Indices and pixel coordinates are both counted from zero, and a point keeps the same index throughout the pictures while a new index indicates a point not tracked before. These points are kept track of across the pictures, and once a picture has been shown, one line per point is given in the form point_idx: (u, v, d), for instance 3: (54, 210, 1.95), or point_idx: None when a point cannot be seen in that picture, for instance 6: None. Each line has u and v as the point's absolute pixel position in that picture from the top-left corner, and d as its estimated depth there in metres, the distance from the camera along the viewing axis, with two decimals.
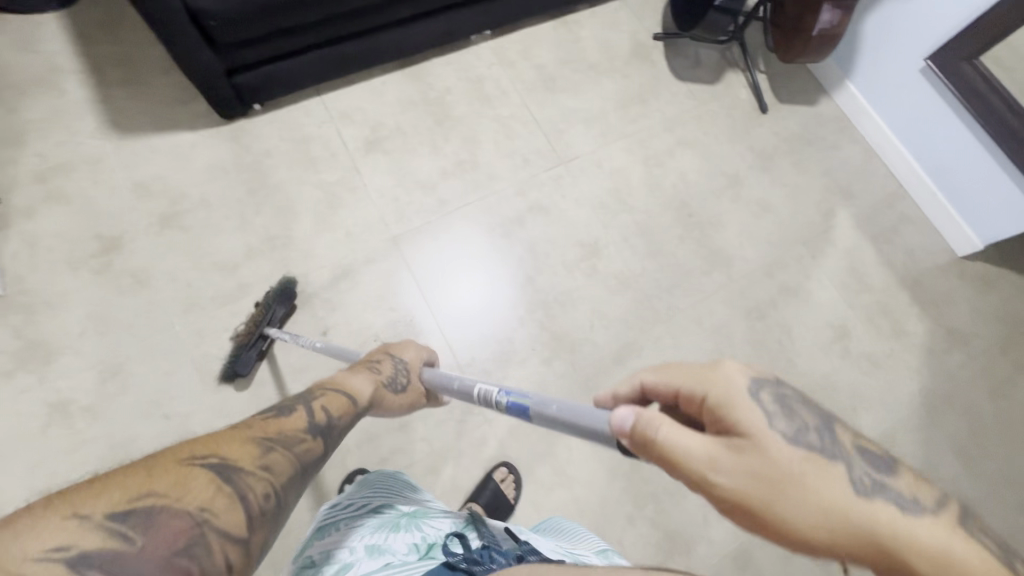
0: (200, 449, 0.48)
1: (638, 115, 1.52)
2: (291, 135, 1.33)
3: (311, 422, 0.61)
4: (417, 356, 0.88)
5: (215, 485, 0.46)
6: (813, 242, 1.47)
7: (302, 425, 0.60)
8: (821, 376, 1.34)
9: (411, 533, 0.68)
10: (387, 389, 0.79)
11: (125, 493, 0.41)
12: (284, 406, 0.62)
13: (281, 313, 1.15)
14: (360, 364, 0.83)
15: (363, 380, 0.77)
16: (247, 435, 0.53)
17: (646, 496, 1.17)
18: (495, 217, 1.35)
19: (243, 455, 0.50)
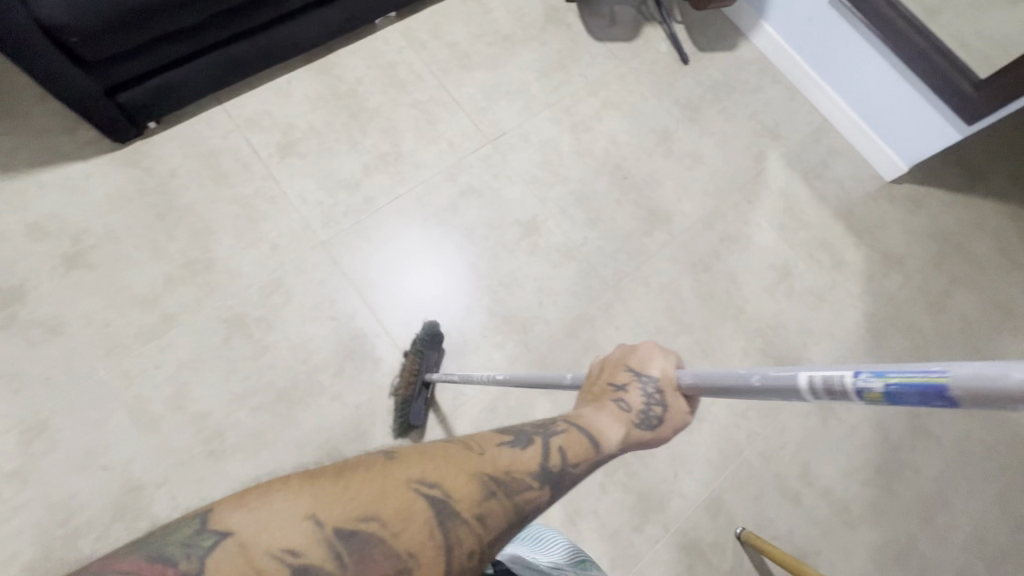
0: (429, 472, 0.42)
1: (560, 81, 1.49)
2: (195, 150, 1.24)
3: (544, 464, 0.47)
4: (668, 370, 0.57)
5: (430, 525, 0.40)
6: (748, 187, 1.48)
7: (535, 466, 0.47)
8: (770, 317, 1.36)
9: None
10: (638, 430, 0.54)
11: (351, 509, 0.39)
12: (521, 433, 0.50)
13: (434, 356, 1.16)
14: (601, 392, 0.58)
15: (606, 422, 0.54)
16: (477, 464, 0.44)
17: (615, 463, 1.18)
18: (427, 207, 1.30)
19: (465, 496, 0.42)
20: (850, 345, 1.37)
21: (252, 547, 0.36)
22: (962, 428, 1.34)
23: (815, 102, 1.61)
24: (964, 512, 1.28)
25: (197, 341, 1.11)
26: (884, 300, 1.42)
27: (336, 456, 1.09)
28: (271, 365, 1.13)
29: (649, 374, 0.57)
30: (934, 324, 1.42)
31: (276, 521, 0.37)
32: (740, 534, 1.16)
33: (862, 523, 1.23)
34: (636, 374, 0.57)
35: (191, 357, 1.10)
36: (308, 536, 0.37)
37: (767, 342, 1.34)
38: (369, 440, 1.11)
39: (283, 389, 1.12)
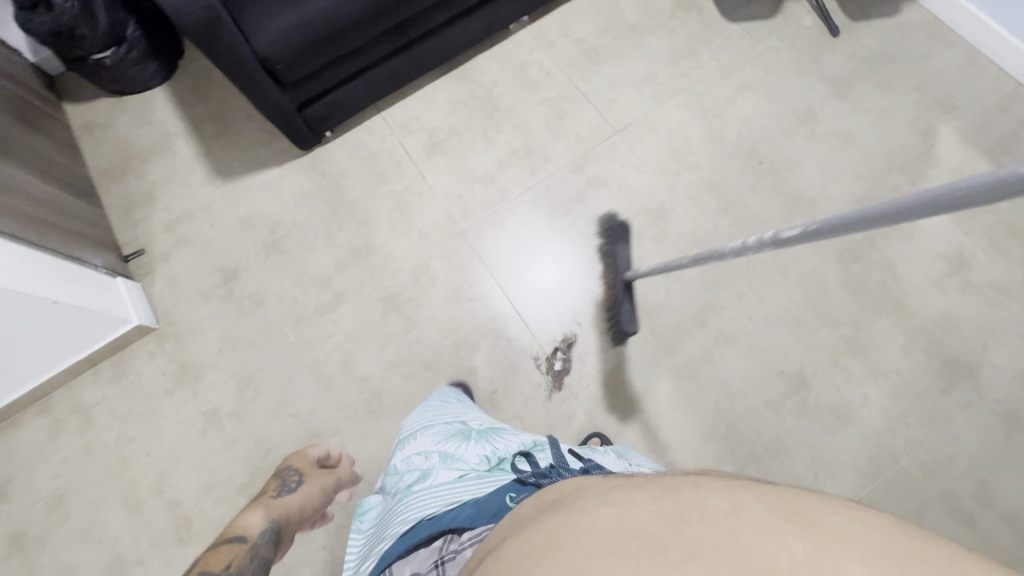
0: (297, 474, 0.90)
1: (690, 67, 1.46)
2: (360, 154, 1.45)
3: (281, 482, 0.87)
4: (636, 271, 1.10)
5: (315, 497, 0.87)
6: (910, 166, 1.32)
7: (298, 466, 0.92)
8: (937, 312, 1.21)
9: (482, 450, 0.86)
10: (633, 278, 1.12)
11: (277, 486, 0.86)
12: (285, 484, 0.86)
13: (623, 252, 1.24)
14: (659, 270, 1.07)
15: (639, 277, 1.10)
16: (293, 461, 0.94)
17: (746, 457, 1.14)
18: (549, 202, 1.37)
19: (308, 480, 0.89)
20: None
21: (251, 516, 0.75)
22: None
23: (1005, 67, 1.38)
24: None
25: (362, 316, 1.31)
26: None
27: None
28: (420, 339, 1.28)
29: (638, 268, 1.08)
30: None
31: (256, 507, 0.79)
32: None
33: None
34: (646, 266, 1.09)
35: (356, 329, 1.30)
36: (277, 503, 0.81)
37: (933, 340, 1.19)
38: (501, 410, 1.22)
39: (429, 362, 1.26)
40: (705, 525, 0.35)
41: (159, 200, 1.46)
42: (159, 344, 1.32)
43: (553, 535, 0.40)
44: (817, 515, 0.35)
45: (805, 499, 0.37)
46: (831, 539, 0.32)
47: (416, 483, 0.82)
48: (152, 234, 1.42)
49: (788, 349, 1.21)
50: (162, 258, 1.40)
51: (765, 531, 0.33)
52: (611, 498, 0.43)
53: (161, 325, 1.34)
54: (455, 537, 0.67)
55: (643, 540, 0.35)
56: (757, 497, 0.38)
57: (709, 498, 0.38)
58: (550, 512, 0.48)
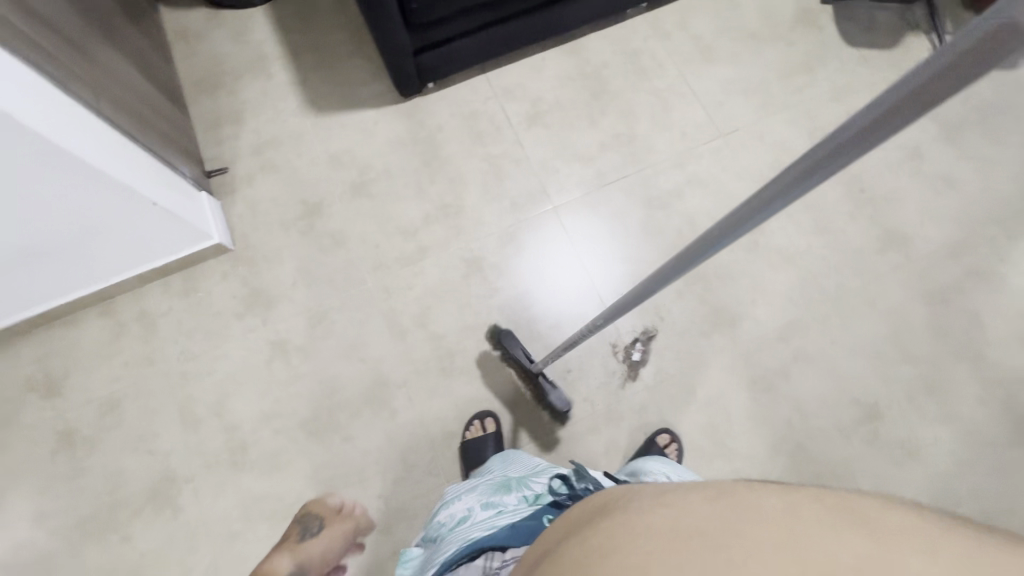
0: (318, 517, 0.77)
1: (803, 84, 1.45)
2: (460, 111, 1.42)
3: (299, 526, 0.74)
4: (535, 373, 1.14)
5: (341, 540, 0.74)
6: (1009, 221, 1.32)
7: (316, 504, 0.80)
8: (1016, 368, 1.22)
9: (520, 490, 0.83)
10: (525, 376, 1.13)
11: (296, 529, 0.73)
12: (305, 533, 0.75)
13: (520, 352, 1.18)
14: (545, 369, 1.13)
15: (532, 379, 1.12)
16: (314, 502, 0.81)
17: (811, 476, 1.15)
18: (638, 197, 1.35)
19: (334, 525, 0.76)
20: None
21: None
22: None
23: None
24: None
25: (443, 274, 1.29)
26: None
27: (544, 398, 1.21)
28: (499, 307, 1.27)
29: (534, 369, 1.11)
30: None
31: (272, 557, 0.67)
32: None
33: None
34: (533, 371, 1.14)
35: (436, 286, 1.28)
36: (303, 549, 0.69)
37: (1008, 395, 1.20)
38: (573, 391, 1.21)
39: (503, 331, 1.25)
40: (761, 526, 0.37)
41: (248, 121, 1.42)
42: (233, 266, 1.29)
43: (608, 535, 0.40)
44: (864, 508, 0.38)
45: (849, 495, 0.39)
46: (888, 535, 0.35)
47: (457, 525, 0.78)
48: (237, 154, 1.39)
49: (865, 379, 1.21)
50: (245, 180, 1.37)
51: (824, 530, 0.35)
52: (657, 500, 0.43)
53: (237, 247, 1.31)
54: (497, 553, 0.67)
55: (700, 539, 0.37)
56: (811, 496, 0.39)
57: (760, 500, 0.39)
58: (601, 512, 0.46)
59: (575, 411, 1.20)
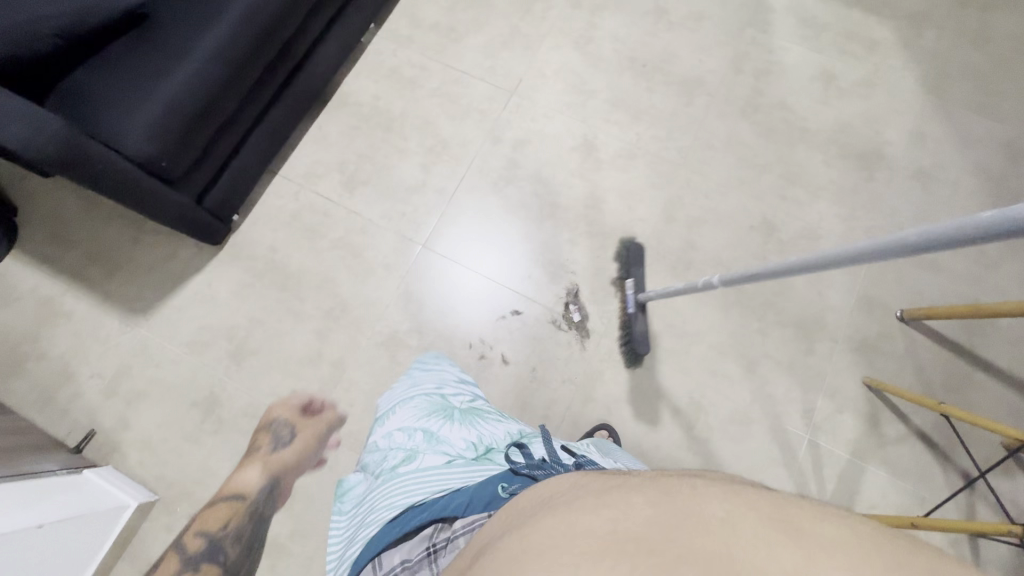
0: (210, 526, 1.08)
1: (543, 10, 1.52)
2: (279, 221, 1.34)
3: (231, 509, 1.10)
4: (296, 452, 1.17)
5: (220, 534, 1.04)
6: (755, 19, 1.50)
7: (230, 500, 1.11)
8: (834, 122, 1.40)
9: (467, 438, 0.81)
10: (274, 451, 1.16)
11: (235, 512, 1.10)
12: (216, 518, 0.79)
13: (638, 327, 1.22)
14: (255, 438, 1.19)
15: (252, 471, 1.14)
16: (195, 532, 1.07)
17: (763, 307, 1.26)
18: (485, 188, 1.37)
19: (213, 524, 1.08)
20: (919, 112, 1.40)
21: (286, 403, 1.22)
22: None
23: None
24: None
25: (372, 370, 1.23)
26: (927, 59, 1.44)
27: (532, 405, 1.22)
28: None
29: (279, 419, 1.20)
30: (983, 58, 1.44)
31: (247, 471, 1.15)
32: (903, 315, 1.22)
33: (1003, 260, 1.27)
34: (272, 422, 1.20)
35: (373, 384, 1.22)
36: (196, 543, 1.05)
37: (843, 145, 1.38)
38: (550, 381, 1.23)
39: (473, 366, 1.24)
40: (698, 533, 0.36)
41: (79, 371, 1.24)
42: (171, 512, 1.15)
43: (550, 534, 0.41)
44: (800, 522, 0.36)
45: (789, 505, 0.39)
46: (814, 546, 0.33)
47: (401, 466, 0.77)
48: (93, 409, 1.22)
49: (747, 205, 1.34)
50: (120, 426, 1.21)
51: (758, 545, 0.34)
52: (609, 496, 0.44)
53: (161, 492, 1.16)
54: (447, 525, 0.64)
55: (635, 544, 0.36)
56: (747, 505, 0.39)
57: (706, 504, 0.39)
58: (545, 508, 0.48)
59: (563, 396, 1.22)
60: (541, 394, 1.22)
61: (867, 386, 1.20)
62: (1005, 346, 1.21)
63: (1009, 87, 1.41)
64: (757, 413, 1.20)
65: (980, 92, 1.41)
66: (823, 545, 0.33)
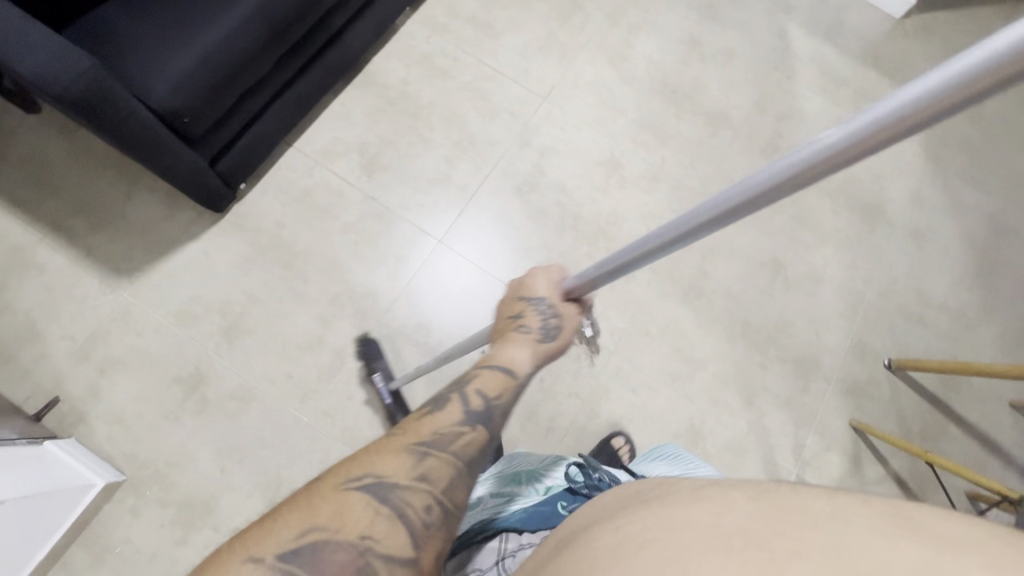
0: (354, 473, 0.49)
1: (582, 22, 1.52)
2: (290, 196, 1.27)
3: (454, 417, 0.56)
4: (550, 291, 0.69)
5: (373, 508, 0.47)
6: (781, 63, 1.56)
7: (456, 418, 0.56)
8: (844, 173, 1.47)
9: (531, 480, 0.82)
10: (541, 343, 0.66)
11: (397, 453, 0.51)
12: (436, 395, 0.59)
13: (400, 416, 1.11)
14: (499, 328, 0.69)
15: (519, 353, 0.64)
16: (399, 447, 0.52)
17: (766, 342, 1.30)
18: (508, 191, 1.34)
19: (397, 469, 0.50)
20: (919, 174, 1.49)
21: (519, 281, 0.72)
22: None
23: None
24: None
25: (374, 363, 1.18)
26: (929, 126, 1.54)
27: (536, 416, 1.20)
28: None
29: (539, 297, 0.69)
30: (978, 132, 1.55)
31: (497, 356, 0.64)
32: (891, 364, 1.29)
33: (981, 322, 1.36)
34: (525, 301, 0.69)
35: (374, 379, 1.17)
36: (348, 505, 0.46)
37: (850, 195, 1.45)
38: (555, 394, 1.22)
39: None
40: (807, 528, 0.34)
41: (48, 331, 1.13)
42: (139, 495, 1.06)
43: (642, 528, 0.40)
44: (926, 517, 0.34)
45: (913, 504, 0.37)
46: (946, 540, 0.31)
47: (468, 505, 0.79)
48: (60, 373, 1.11)
49: (759, 241, 1.37)
50: (90, 396, 1.10)
51: (874, 537, 0.32)
52: (702, 493, 0.43)
53: (130, 472, 1.07)
54: (512, 536, 0.66)
55: (740, 539, 0.35)
56: (861, 502, 0.37)
57: (810, 500, 0.38)
58: (628, 505, 0.47)
59: (568, 409, 1.21)
60: (545, 405, 1.21)
61: (854, 429, 1.25)
62: (976, 403, 1.30)
63: (999, 163, 1.52)
64: (752, 444, 1.23)
65: (973, 164, 1.51)
66: (957, 538, 0.31)
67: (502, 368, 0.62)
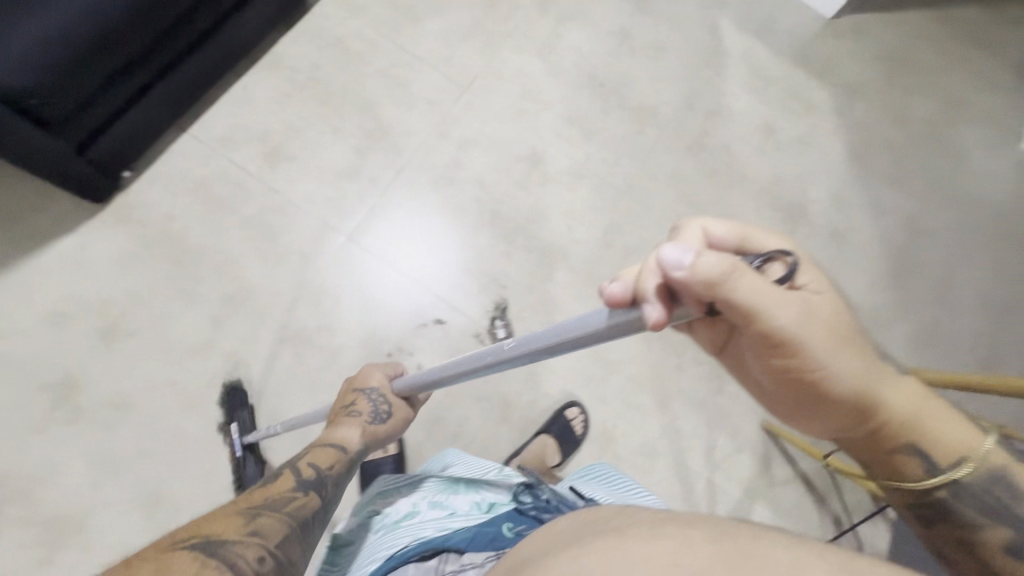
0: (210, 526, 0.56)
1: (508, 8, 1.46)
2: (182, 186, 1.18)
3: (299, 481, 0.71)
4: (382, 382, 0.87)
5: (226, 546, 0.55)
6: (712, 60, 1.53)
7: (289, 487, 0.70)
8: (769, 173, 1.46)
9: (472, 493, 0.79)
10: (371, 424, 0.83)
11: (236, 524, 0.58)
12: (272, 474, 0.73)
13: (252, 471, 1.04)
14: (337, 412, 0.86)
15: (347, 431, 0.82)
16: (235, 511, 0.61)
17: (683, 344, 1.28)
18: (423, 185, 1.28)
19: (229, 527, 0.57)
20: (842, 176, 1.50)
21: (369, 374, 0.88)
22: (950, 217, 1.51)
23: None
24: (969, 286, 1.44)
25: (270, 367, 1.11)
26: (853, 128, 1.55)
27: (444, 421, 1.16)
28: (349, 365, 1.14)
29: (371, 387, 0.87)
30: (900, 135, 1.56)
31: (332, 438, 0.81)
32: None
33: (893, 323, 1.39)
34: (362, 389, 0.86)
35: (270, 384, 1.11)
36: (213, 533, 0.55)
37: (773, 196, 1.44)
38: (465, 398, 1.18)
39: None
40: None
41: None
42: None
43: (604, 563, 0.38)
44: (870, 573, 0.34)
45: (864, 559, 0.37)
46: None
47: (402, 518, 0.75)
48: None
49: None
50: None
51: None
52: (664, 528, 0.41)
53: None
54: (452, 557, 0.65)
55: None
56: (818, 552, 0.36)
57: (769, 546, 0.37)
58: (591, 534, 0.45)
59: (477, 414, 1.17)
60: (454, 410, 1.17)
61: (765, 431, 1.26)
62: None
63: (918, 166, 1.54)
64: (665, 447, 1.22)
65: (894, 167, 1.53)
66: None
67: (335, 446, 0.80)
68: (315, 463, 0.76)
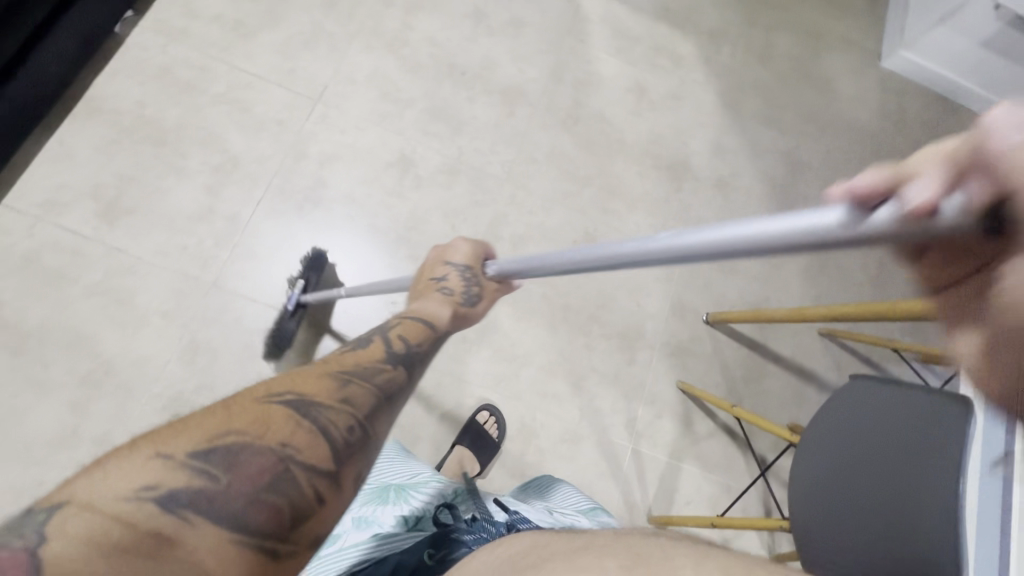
0: (278, 387, 0.46)
1: (350, 7, 1.36)
2: (7, 265, 1.05)
3: (390, 351, 0.58)
4: (470, 255, 0.77)
5: (294, 419, 0.44)
6: (573, 28, 1.49)
7: (380, 355, 0.56)
8: (647, 134, 1.45)
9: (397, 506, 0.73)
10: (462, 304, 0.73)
11: (205, 431, 0.41)
12: (362, 337, 0.59)
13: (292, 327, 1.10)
14: (422, 286, 0.76)
15: (437, 304, 0.71)
16: (325, 369, 0.51)
17: (588, 323, 1.27)
18: (289, 212, 1.20)
19: (319, 389, 0.48)
20: (719, 124, 1.51)
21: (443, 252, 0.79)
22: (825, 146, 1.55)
23: None
24: None
25: None
26: (723, 75, 1.55)
27: None
28: None
29: (456, 261, 0.77)
30: (768, 73, 1.58)
31: (427, 305, 0.71)
32: (709, 319, 1.31)
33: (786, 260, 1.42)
34: (448, 264, 0.77)
35: None
36: (158, 467, 0.38)
37: (655, 156, 1.44)
38: None
39: None
40: None
41: None
42: None
43: None
44: None
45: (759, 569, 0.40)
46: None
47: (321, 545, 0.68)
48: None
49: (570, 219, 1.33)
50: None
51: None
52: (579, 557, 0.41)
53: None
54: None
55: None
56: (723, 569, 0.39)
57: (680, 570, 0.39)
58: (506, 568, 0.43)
59: None
60: None
61: (681, 391, 1.27)
62: (790, 339, 1.36)
63: (790, 101, 1.57)
64: (586, 429, 1.21)
65: (767, 106, 1.55)
66: None
67: (420, 319, 0.66)
68: (405, 337, 0.61)
